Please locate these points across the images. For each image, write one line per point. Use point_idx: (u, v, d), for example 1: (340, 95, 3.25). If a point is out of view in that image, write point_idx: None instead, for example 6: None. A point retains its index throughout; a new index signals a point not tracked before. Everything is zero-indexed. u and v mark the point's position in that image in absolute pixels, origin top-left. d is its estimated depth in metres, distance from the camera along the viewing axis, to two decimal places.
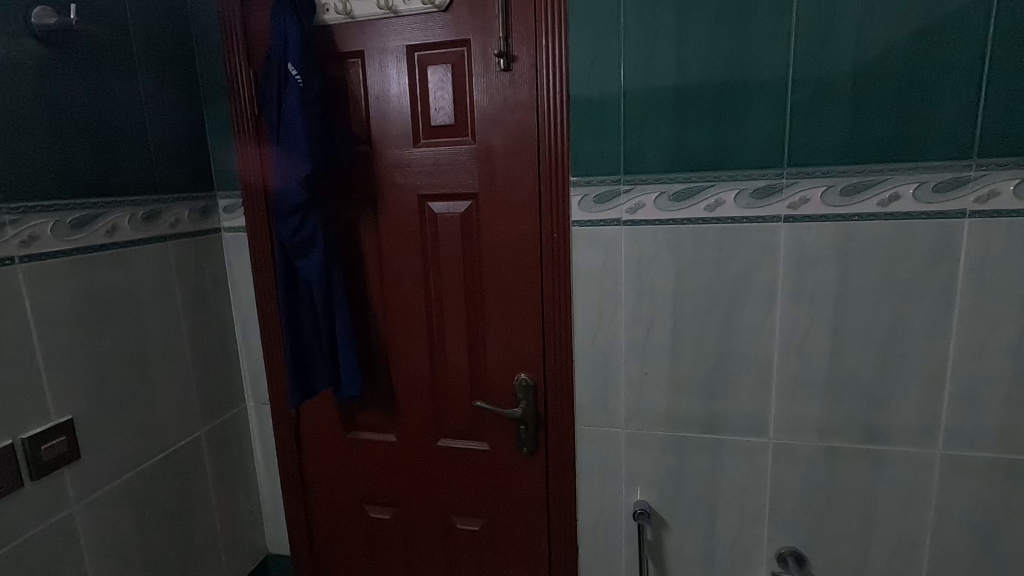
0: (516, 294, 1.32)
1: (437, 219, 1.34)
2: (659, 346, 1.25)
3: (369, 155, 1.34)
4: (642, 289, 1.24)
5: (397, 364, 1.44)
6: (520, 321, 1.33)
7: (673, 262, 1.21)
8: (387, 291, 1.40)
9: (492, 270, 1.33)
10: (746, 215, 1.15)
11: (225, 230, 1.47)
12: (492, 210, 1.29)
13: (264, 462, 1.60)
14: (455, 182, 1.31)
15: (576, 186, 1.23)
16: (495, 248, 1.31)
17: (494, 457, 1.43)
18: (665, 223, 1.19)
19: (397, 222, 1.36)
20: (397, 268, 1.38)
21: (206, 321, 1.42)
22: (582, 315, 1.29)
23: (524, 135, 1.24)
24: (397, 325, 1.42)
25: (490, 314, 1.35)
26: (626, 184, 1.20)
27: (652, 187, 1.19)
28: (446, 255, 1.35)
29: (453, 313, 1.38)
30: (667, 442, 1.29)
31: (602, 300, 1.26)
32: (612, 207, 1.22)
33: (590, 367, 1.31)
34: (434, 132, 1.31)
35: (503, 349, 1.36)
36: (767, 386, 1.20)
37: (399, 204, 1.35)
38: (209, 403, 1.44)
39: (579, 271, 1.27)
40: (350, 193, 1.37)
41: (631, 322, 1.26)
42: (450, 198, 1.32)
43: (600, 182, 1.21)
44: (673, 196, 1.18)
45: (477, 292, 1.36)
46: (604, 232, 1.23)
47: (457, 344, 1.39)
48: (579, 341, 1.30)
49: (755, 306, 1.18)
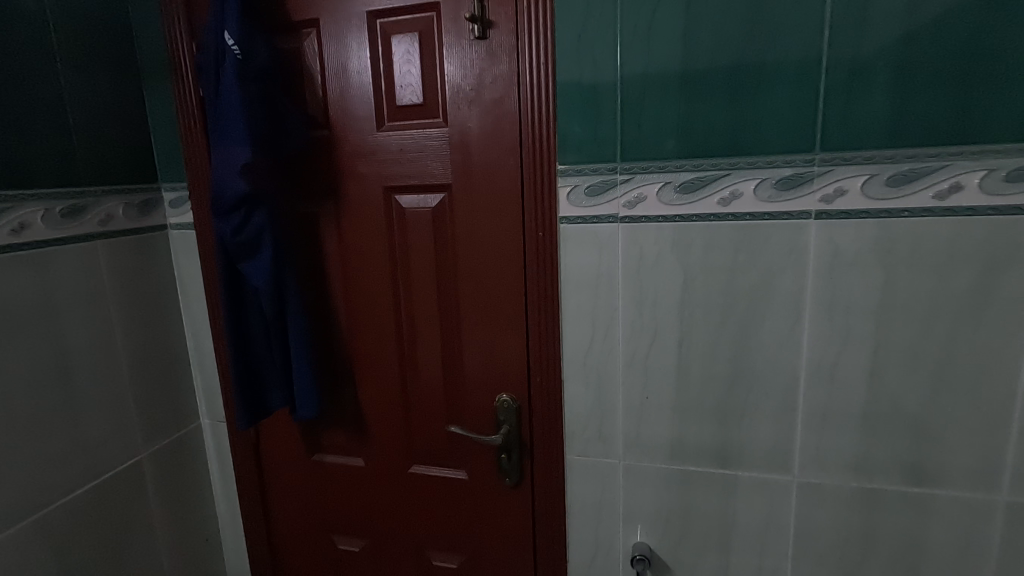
0: (497, 303, 1.14)
1: (406, 215, 1.16)
2: (663, 365, 1.06)
3: (327, 142, 1.16)
4: (644, 298, 1.04)
5: (364, 381, 1.27)
6: (501, 334, 1.15)
7: (681, 267, 1.01)
8: (351, 298, 1.23)
9: (469, 275, 1.14)
10: (768, 210, 0.95)
11: (172, 227, 1.30)
12: (469, 204, 1.11)
13: (222, 486, 1.44)
14: (425, 173, 1.12)
15: (565, 176, 1.04)
16: (472, 250, 1.13)
17: (474, 488, 1.25)
18: (671, 219, 1.00)
19: (360, 219, 1.18)
20: (362, 273, 1.21)
21: (148, 330, 1.26)
22: (573, 329, 1.10)
23: (503, 116, 1.05)
24: (362, 338, 1.24)
25: (468, 325, 1.17)
26: (624, 173, 1.01)
27: (656, 177, 0.99)
28: (417, 258, 1.17)
29: (425, 324, 1.20)
30: (672, 476, 1.10)
31: (596, 311, 1.08)
32: (608, 201, 1.03)
33: (582, 388, 1.12)
34: (400, 114, 1.12)
35: (483, 366, 1.18)
36: (792, 415, 1.01)
37: (362, 198, 1.17)
38: (152, 423, 1.27)
39: (570, 277, 1.08)
40: (307, 186, 1.19)
41: (630, 337, 1.07)
42: (421, 191, 1.14)
43: (593, 171, 1.02)
44: (680, 187, 0.98)
45: (452, 301, 1.17)
46: (598, 230, 1.04)
47: (430, 359, 1.21)
48: (570, 359, 1.11)
49: (778, 320, 0.98)
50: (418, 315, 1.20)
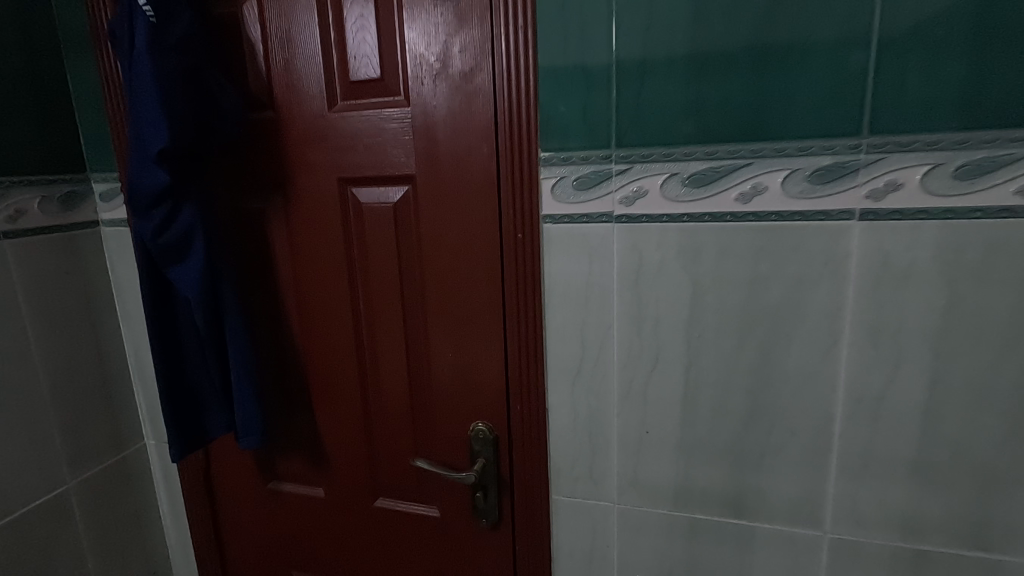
0: (470, 316, 0.96)
1: (364, 213, 0.98)
2: (666, 395, 0.88)
3: (272, 125, 0.99)
4: (643, 314, 0.86)
5: (321, 401, 1.10)
6: (474, 353, 0.98)
7: (688, 278, 0.83)
8: (305, 307, 1.06)
9: (437, 284, 0.97)
10: (799, 208, 0.76)
11: (104, 223, 1.14)
12: (436, 200, 0.93)
13: (172, 513, 1.29)
14: (384, 162, 0.94)
15: (549, 166, 0.86)
16: (440, 254, 0.95)
17: (446, 528, 1.09)
18: (677, 219, 0.81)
19: (312, 216, 1.00)
20: (316, 280, 1.03)
21: (75, 342, 1.10)
22: (558, 349, 0.92)
23: (475, 93, 0.87)
24: (318, 354, 1.07)
25: (436, 342, 1.00)
26: (620, 162, 0.82)
27: (659, 167, 0.80)
28: (378, 263, 0.99)
29: (388, 340, 1.03)
30: (675, 525, 0.93)
31: (586, 329, 0.90)
32: (600, 197, 0.84)
33: (570, 419, 0.94)
34: (355, 91, 0.94)
35: (455, 390, 1.01)
36: (823, 459, 0.83)
37: (313, 192, 0.99)
38: (80, 449, 1.12)
39: (554, 288, 0.90)
40: (250, 177, 1.02)
41: (627, 360, 0.89)
42: (380, 184, 0.96)
43: (583, 160, 0.84)
44: (689, 179, 0.79)
45: (420, 314, 1.00)
46: (589, 232, 0.86)
47: (395, 381, 1.04)
48: (555, 385, 0.94)
49: (809, 345, 0.80)
50: (380, 330, 1.03)
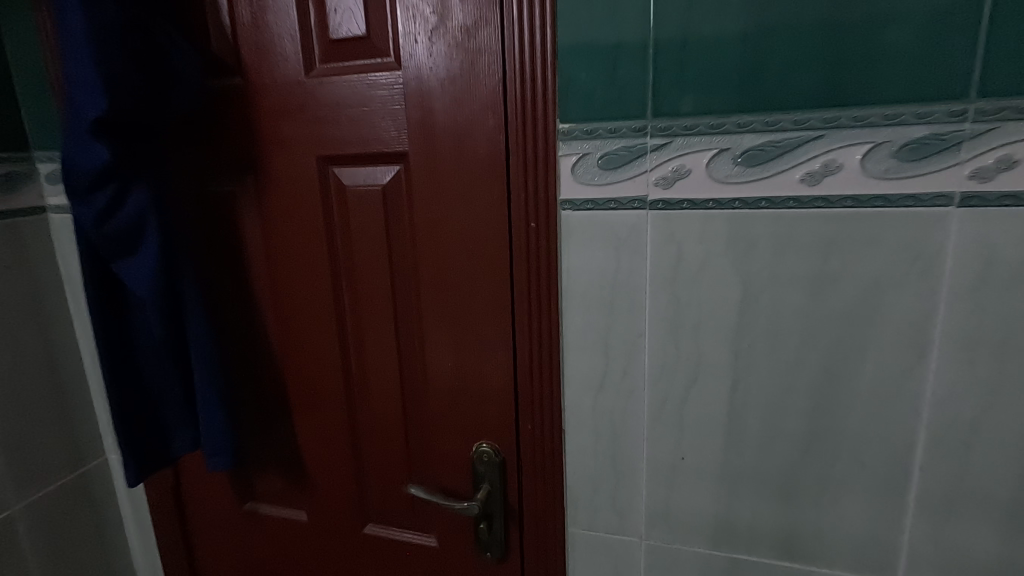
0: (473, 320, 0.82)
1: (349, 199, 0.83)
2: (707, 415, 0.74)
3: (240, 93, 0.84)
4: (681, 320, 0.72)
5: (302, 415, 0.96)
6: (478, 362, 0.84)
7: (737, 276, 0.68)
8: (282, 307, 0.92)
9: (434, 282, 0.82)
10: (881, 192, 0.61)
11: (53, 209, 0.99)
12: (432, 182, 0.78)
13: (139, 535, 1.16)
14: (372, 138, 0.79)
15: (569, 141, 0.71)
16: (437, 247, 0.81)
17: (444, 560, 0.95)
18: (726, 206, 0.67)
19: (288, 202, 0.86)
20: (294, 276, 0.89)
21: (20, 347, 0.96)
22: (577, 361, 0.78)
23: (480, 52, 0.72)
24: (298, 361, 0.93)
25: (432, 350, 0.85)
26: (656, 135, 0.67)
27: (706, 141, 0.65)
28: (365, 258, 0.85)
29: (378, 347, 0.89)
30: (713, 566, 0.79)
31: (611, 336, 0.75)
32: (631, 179, 0.69)
33: (590, 442, 0.80)
34: (337, 52, 0.79)
35: (454, 405, 0.87)
36: (898, 496, 0.69)
37: (289, 173, 0.84)
38: (27, 469, 0.98)
39: (573, 287, 0.75)
40: (216, 155, 0.87)
41: (661, 375, 0.74)
42: (367, 163, 0.81)
43: (611, 133, 0.69)
44: (744, 155, 0.65)
45: (415, 318, 0.86)
46: (617, 220, 0.71)
47: (385, 393, 0.91)
48: (573, 402, 0.79)
49: (886, 360, 0.65)
50: (369, 335, 0.89)
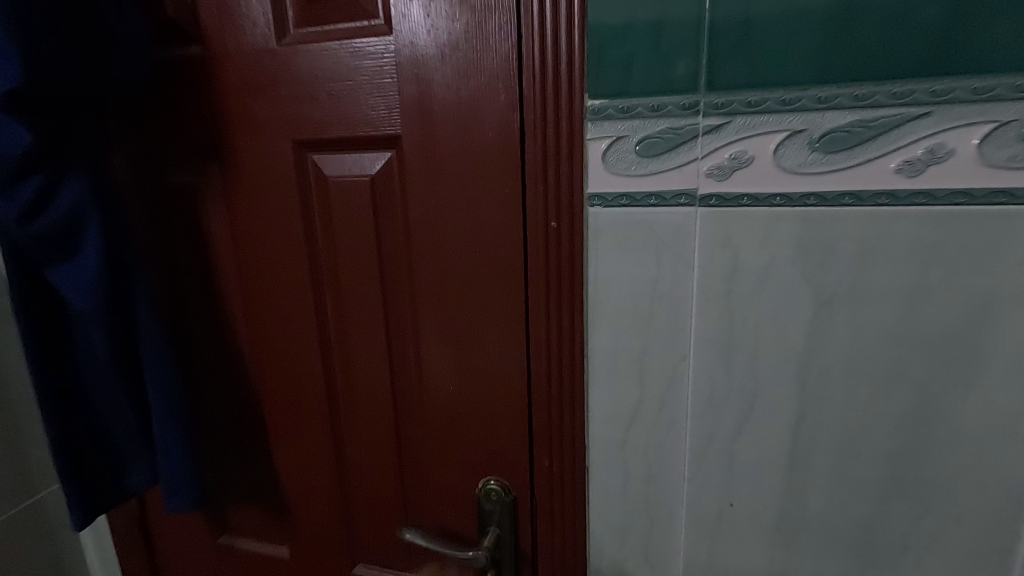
0: (479, 337, 0.69)
1: (331, 193, 0.70)
2: (763, 455, 0.61)
3: (200, 66, 0.70)
4: (734, 342, 0.59)
5: (281, 441, 0.84)
6: (485, 387, 0.71)
7: (808, 289, 0.55)
8: (255, 319, 0.78)
9: (432, 293, 0.69)
10: (1001, 186, 0.48)
11: None
12: (430, 172, 0.65)
13: (104, 567, 1.04)
14: (357, 119, 0.66)
15: (600, 121, 0.57)
16: (436, 252, 0.67)
17: None
18: (798, 202, 0.53)
19: (259, 196, 0.72)
20: (268, 284, 0.76)
21: None
22: (605, 388, 0.65)
23: (489, 12, 0.59)
24: (275, 381, 0.81)
25: (431, 371, 0.73)
26: (711, 113, 0.53)
27: (775, 121, 0.52)
28: (350, 263, 0.72)
29: (366, 367, 0.76)
30: None
31: (646, 360, 0.62)
32: (678, 168, 0.56)
33: (619, 483, 0.67)
34: (314, 14, 0.65)
35: (457, 434, 0.74)
36: (1000, 558, 0.57)
37: (260, 162, 0.71)
38: None
39: (601, 300, 0.62)
40: (174, 140, 0.73)
41: (707, 407, 0.62)
42: (353, 149, 0.68)
43: (653, 111, 0.55)
44: (823, 139, 0.51)
45: (410, 334, 0.73)
46: (658, 219, 0.58)
47: (375, 420, 0.78)
48: (599, 436, 0.67)
49: (995, 395, 0.53)
50: (355, 353, 0.76)
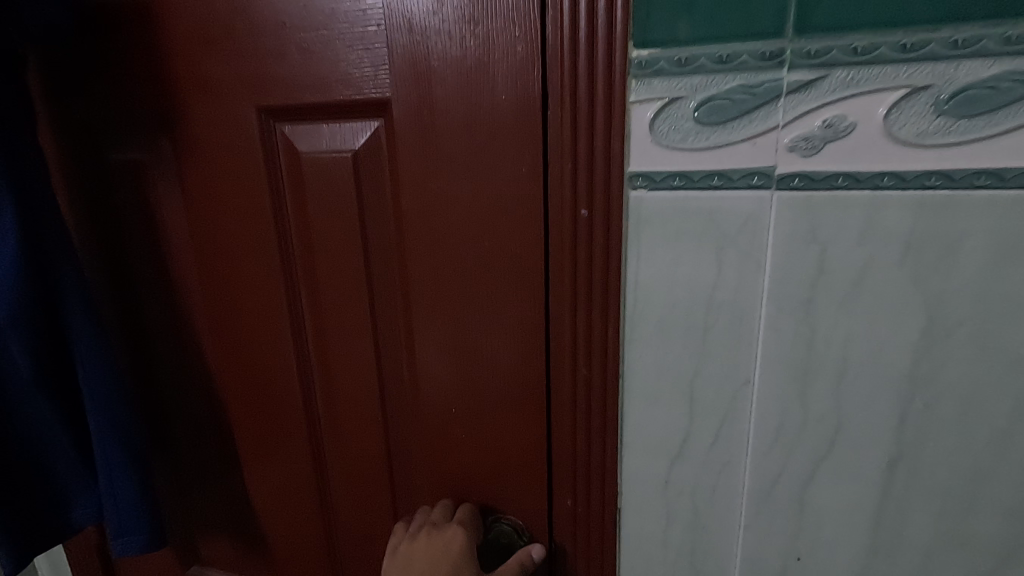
0: (488, 352, 0.56)
1: (305, 175, 0.57)
2: (844, 503, 0.49)
3: (141, 13, 0.56)
4: (815, 365, 0.46)
5: (253, 465, 0.71)
6: (495, 412, 0.58)
7: (920, 298, 0.42)
8: (219, 324, 0.66)
9: (430, 298, 0.56)
10: None
11: None
12: (427, 146, 0.51)
13: None
14: (335, 79, 0.52)
15: (648, 78, 0.44)
16: (433, 247, 0.54)
17: None
18: (913, 183, 0.40)
19: (219, 175, 0.59)
20: (232, 282, 0.63)
21: None
22: (645, 416, 0.52)
23: None
24: (245, 398, 0.68)
25: (429, 392, 0.60)
26: (800, 65, 0.40)
27: (889, 75, 0.39)
28: (331, 258, 0.59)
29: (350, 384, 0.63)
30: None
31: (698, 385, 0.50)
32: (752, 139, 0.42)
33: (658, 529, 0.55)
34: None
35: (459, 465, 0.62)
36: None
37: (218, 133, 0.58)
38: None
39: (644, 307, 0.49)
40: (115, 107, 0.60)
41: (775, 444, 0.49)
42: (331, 117, 0.55)
43: (721, 63, 0.42)
44: (954, 98, 0.38)
45: (403, 346, 0.60)
46: (720, 205, 0.45)
47: (363, 445, 0.66)
48: (635, 473, 0.54)
49: None
50: (338, 367, 0.63)
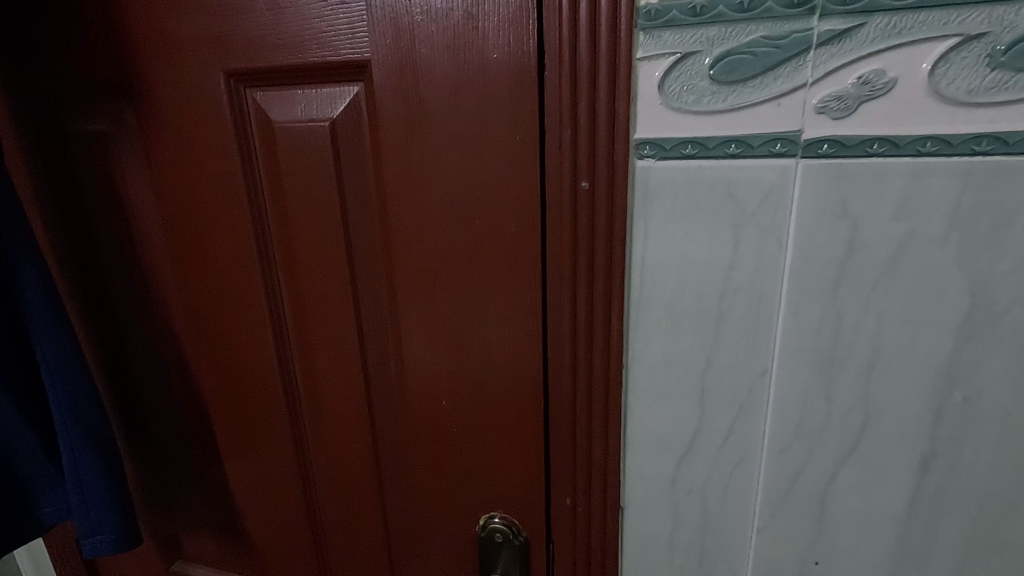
0: (480, 340, 0.52)
1: (279, 146, 0.52)
2: (870, 505, 0.45)
3: None
4: (842, 354, 0.42)
5: (234, 459, 0.68)
6: (488, 405, 0.54)
7: (963, 280, 0.38)
8: (193, 309, 0.61)
9: (416, 281, 0.52)
10: None
11: None
12: (410, 114, 0.46)
13: None
14: (310, 40, 0.47)
15: (658, 30, 0.38)
16: (418, 225, 0.50)
17: None
18: (959, 148, 0.35)
19: (186, 149, 0.54)
20: (205, 265, 0.59)
21: None
22: (650, 409, 0.48)
23: None
24: (223, 388, 0.64)
25: (416, 383, 0.56)
26: (834, 12, 0.35)
27: (937, 22, 0.33)
28: (310, 238, 0.54)
29: (332, 373, 0.59)
30: None
31: (710, 375, 0.45)
32: (776, 100, 0.37)
33: (663, 530, 0.51)
34: None
35: (450, 459, 0.58)
36: None
37: (184, 102, 0.53)
38: None
39: (650, 292, 0.44)
40: (75, 73, 0.55)
41: (794, 441, 0.45)
42: (307, 83, 0.50)
43: (742, 11, 0.36)
44: (1012, 49, 0.33)
45: (389, 333, 0.56)
46: (738, 176, 0.40)
47: (347, 438, 0.62)
48: (640, 472, 0.50)
49: None
50: (319, 355, 0.59)
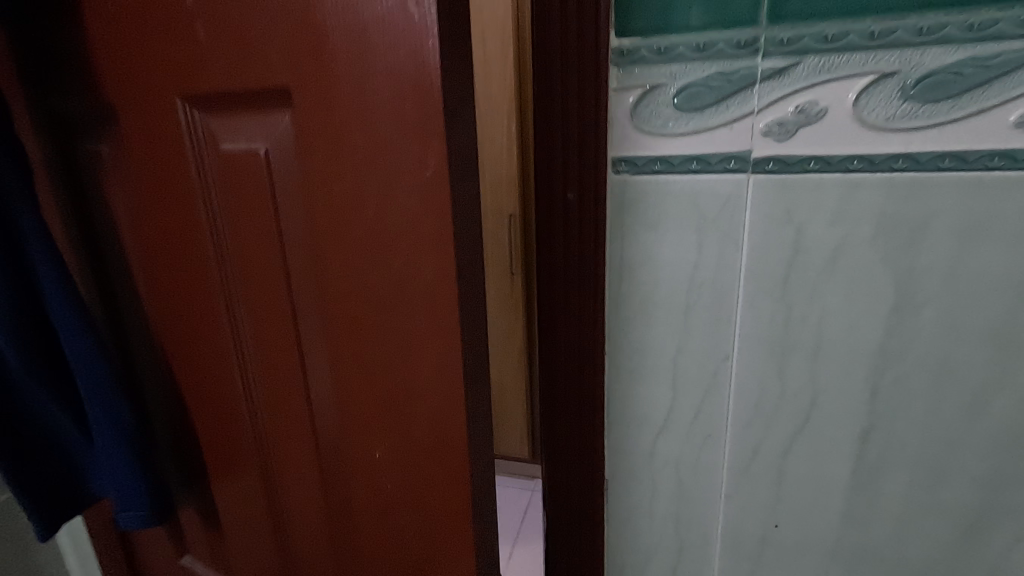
0: (409, 413, 0.44)
1: (228, 180, 0.47)
2: (821, 473, 0.51)
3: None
4: (792, 340, 0.48)
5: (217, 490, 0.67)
6: (415, 490, 0.46)
7: (890, 276, 0.44)
8: (178, 340, 0.60)
9: (352, 339, 0.44)
10: None
11: None
12: (334, 144, 0.38)
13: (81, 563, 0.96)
14: (246, 55, 0.40)
15: (630, 66, 0.45)
16: (352, 274, 0.42)
17: None
18: (881, 166, 0.42)
19: (155, 183, 0.53)
20: (183, 299, 0.57)
21: None
22: (631, 392, 0.55)
23: None
24: (209, 424, 0.63)
25: (359, 447, 0.49)
26: (774, 52, 0.42)
27: (858, 62, 0.40)
28: (257, 282, 0.49)
29: (283, 425, 0.55)
30: None
31: (681, 361, 0.52)
32: (730, 124, 0.44)
33: (643, 498, 0.58)
34: None
35: (383, 539, 0.51)
36: None
37: (154, 129, 0.50)
38: None
39: (628, 288, 0.51)
40: (73, 101, 0.55)
41: (754, 418, 0.52)
42: (246, 109, 0.43)
43: (699, 51, 0.43)
44: (919, 85, 0.40)
45: (330, 392, 0.49)
46: (700, 187, 0.47)
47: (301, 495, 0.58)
48: (622, 447, 0.57)
49: None
50: (273, 405, 0.55)
